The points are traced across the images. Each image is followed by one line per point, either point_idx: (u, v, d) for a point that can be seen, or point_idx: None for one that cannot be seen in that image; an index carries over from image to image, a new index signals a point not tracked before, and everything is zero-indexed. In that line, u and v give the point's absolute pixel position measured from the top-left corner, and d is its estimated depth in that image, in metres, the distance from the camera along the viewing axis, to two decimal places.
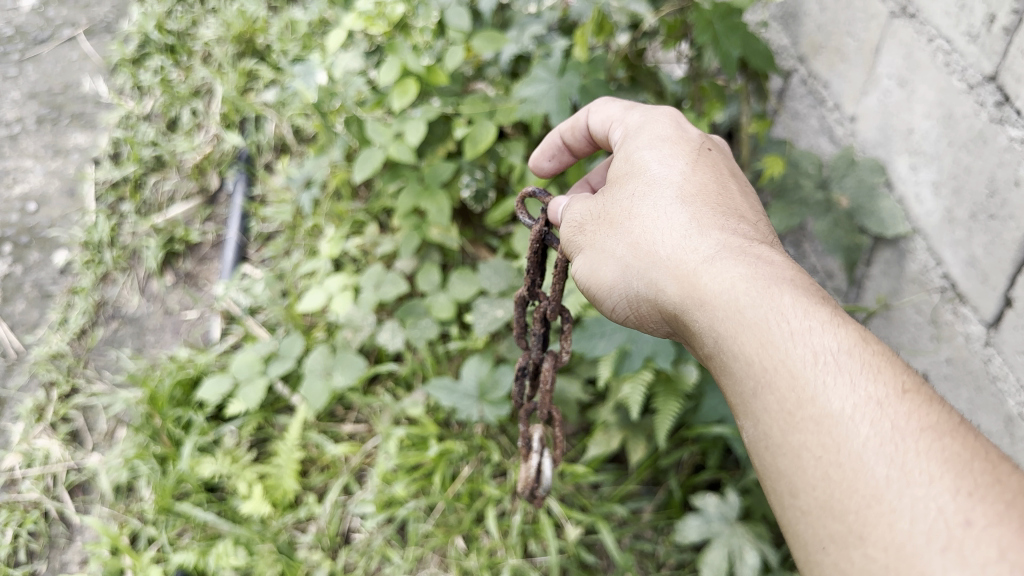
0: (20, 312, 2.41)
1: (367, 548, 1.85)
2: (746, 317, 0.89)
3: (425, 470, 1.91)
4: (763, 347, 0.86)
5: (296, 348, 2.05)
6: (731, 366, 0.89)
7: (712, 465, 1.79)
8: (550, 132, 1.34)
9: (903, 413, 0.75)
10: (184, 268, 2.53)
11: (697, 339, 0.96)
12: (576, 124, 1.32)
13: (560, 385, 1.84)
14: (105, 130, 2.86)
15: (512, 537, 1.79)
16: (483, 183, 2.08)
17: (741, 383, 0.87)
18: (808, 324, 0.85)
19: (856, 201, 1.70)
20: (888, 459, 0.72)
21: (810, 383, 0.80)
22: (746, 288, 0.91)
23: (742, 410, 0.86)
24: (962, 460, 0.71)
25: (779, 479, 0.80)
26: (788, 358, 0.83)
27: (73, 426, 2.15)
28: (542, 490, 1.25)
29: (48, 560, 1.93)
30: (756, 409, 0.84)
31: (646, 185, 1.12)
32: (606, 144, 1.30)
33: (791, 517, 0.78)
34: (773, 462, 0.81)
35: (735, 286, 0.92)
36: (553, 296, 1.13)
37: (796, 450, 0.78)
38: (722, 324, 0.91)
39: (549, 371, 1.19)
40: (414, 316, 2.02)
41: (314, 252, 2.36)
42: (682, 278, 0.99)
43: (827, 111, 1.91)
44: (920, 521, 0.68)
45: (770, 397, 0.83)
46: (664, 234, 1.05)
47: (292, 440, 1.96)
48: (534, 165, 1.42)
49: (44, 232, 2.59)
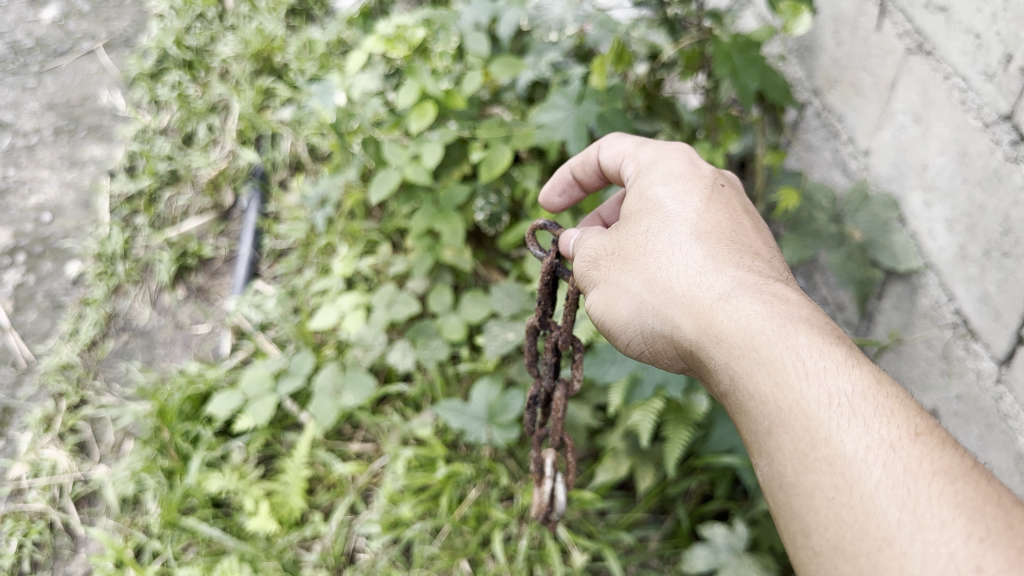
0: (31, 322, 2.42)
1: (371, 568, 1.85)
2: (761, 357, 0.89)
3: (432, 491, 1.91)
4: (777, 386, 0.86)
5: (307, 366, 2.06)
6: (746, 405, 0.90)
7: (721, 495, 1.79)
8: (560, 167, 1.37)
9: (916, 456, 0.75)
10: (196, 282, 2.54)
11: (712, 375, 0.97)
12: (586, 159, 1.35)
13: (570, 410, 1.84)
14: (122, 143, 2.88)
15: (518, 562, 1.79)
16: (497, 207, 2.08)
17: (757, 422, 0.87)
18: (822, 365, 0.85)
19: (869, 234, 1.71)
20: (901, 502, 0.72)
21: (824, 425, 0.81)
22: (762, 327, 0.92)
23: (757, 449, 0.87)
24: (975, 503, 0.70)
25: (794, 519, 0.80)
26: (802, 399, 0.84)
27: (81, 437, 2.15)
28: (555, 518, 1.26)
29: (51, 571, 1.93)
30: (770, 449, 0.85)
31: (661, 220, 1.12)
32: (616, 177, 1.32)
33: (803, 557, 0.79)
34: (788, 502, 0.81)
35: (751, 325, 0.93)
36: (565, 327, 1.13)
37: (810, 491, 0.79)
38: (737, 362, 0.92)
39: (559, 401, 1.18)
40: (425, 337, 2.02)
41: (326, 270, 2.37)
42: (698, 314, 0.99)
43: (841, 144, 1.92)
44: (931, 565, 0.68)
45: (784, 437, 0.83)
46: (678, 269, 1.05)
47: (300, 457, 1.96)
48: (544, 200, 1.45)
49: (58, 242, 2.60)
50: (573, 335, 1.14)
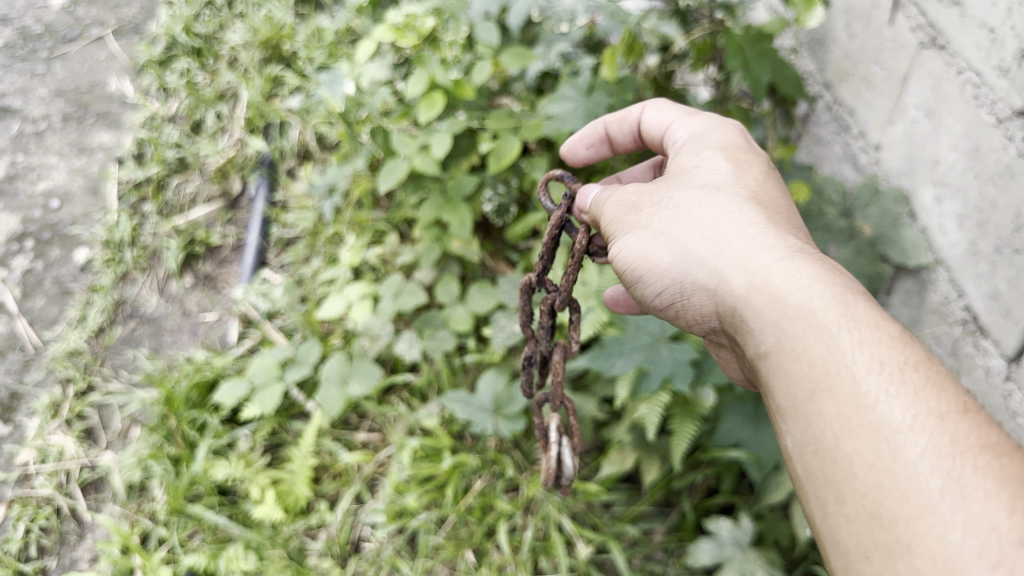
0: (39, 308, 2.42)
1: (376, 557, 1.86)
2: (810, 321, 0.91)
3: (438, 482, 1.92)
4: (825, 350, 0.88)
5: (314, 355, 2.06)
6: (786, 366, 0.91)
7: (726, 489, 1.79)
8: (598, 121, 1.37)
9: (963, 431, 0.77)
10: (203, 270, 2.54)
11: (749, 338, 0.98)
12: (627, 117, 1.35)
13: (576, 402, 1.84)
14: (130, 130, 2.88)
15: (522, 553, 1.80)
16: (505, 198, 2.06)
17: (797, 384, 0.89)
18: (873, 335, 0.87)
19: (879, 229, 1.70)
20: (946, 471, 0.75)
21: (871, 390, 0.82)
22: (810, 293, 0.93)
23: (793, 409, 0.88)
24: (1018, 482, 0.73)
25: (827, 480, 0.82)
26: (850, 364, 0.85)
27: (88, 424, 2.16)
28: (564, 485, 1.27)
29: (58, 556, 1.94)
30: (809, 410, 0.86)
31: (699, 186, 1.13)
32: (656, 141, 1.34)
33: (833, 523, 0.80)
34: (824, 462, 0.83)
35: (800, 290, 0.94)
36: (564, 286, 1.12)
37: (848, 456, 0.80)
38: (781, 324, 0.93)
39: (558, 364, 1.18)
40: (431, 327, 2.02)
41: (334, 259, 2.37)
42: (741, 277, 1.00)
43: (852, 138, 1.91)
44: (972, 536, 0.70)
45: (826, 399, 0.85)
46: (721, 234, 1.06)
47: (307, 446, 1.96)
48: (565, 151, 1.43)
49: (66, 229, 2.60)
50: (570, 295, 1.14)
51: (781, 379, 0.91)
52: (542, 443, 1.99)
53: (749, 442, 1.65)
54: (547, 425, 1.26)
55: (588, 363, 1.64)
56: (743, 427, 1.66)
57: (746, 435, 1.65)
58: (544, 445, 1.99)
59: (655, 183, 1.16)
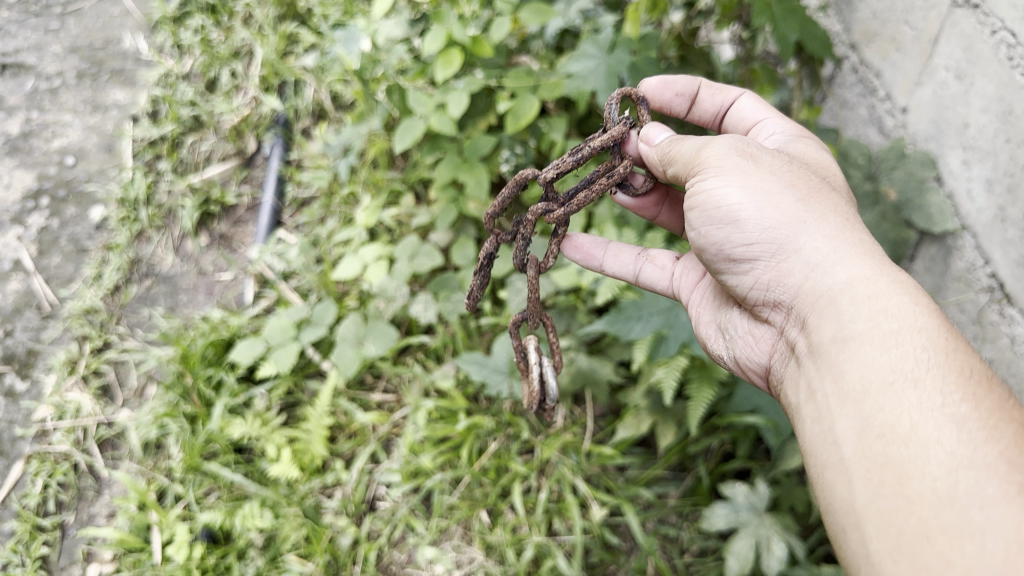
0: (55, 265, 2.42)
1: (391, 516, 1.88)
2: (905, 316, 0.93)
3: (453, 443, 1.92)
4: (918, 346, 0.91)
5: (329, 316, 2.05)
6: (870, 353, 0.93)
7: (742, 455, 1.78)
8: (703, 79, 1.45)
9: None
10: (218, 229, 2.53)
11: (830, 321, 0.99)
12: (728, 91, 1.47)
13: (593, 365, 1.81)
14: (144, 88, 2.86)
15: (537, 515, 1.81)
16: (523, 158, 2.04)
17: (882, 371, 0.91)
18: (962, 345, 0.91)
19: (905, 194, 1.66)
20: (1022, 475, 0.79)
21: (958, 390, 0.86)
22: (906, 293, 0.96)
23: (874, 393, 0.90)
24: None
25: (893, 456, 0.85)
26: (940, 362, 0.89)
27: (105, 381, 2.17)
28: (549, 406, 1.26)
29: (76, 511, 1.98)
30: (890, 397, 0.89)
31: (802, 169, 1.13)
32: (738, 124, 1.46)
33: (891, 505, 0.83)
34: (894, 442, 0.86)
35: (896, 287, 0.97)
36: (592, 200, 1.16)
37: (926, 445, 0.83)
38: (875, 313, 0.95)
39: (536, 276, 1.21)
40: (447, 290, 2.00)
41: (349, 220, 2.35)
42: (837, 261, 1.02)
43: (878, 101, 1.87)
44: None
45: (910, 391, 0.88)
46: (819, 217, 1.06)
47: (323, 406, 1.97)
48: (652, 86, 1.44)
49: (81, 186, 2.59)
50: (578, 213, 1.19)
51: (863, 356, 0.93)
52: (557, 406, 1.97)
53: (766, 407, 1.62)
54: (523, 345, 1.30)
55: (605, 326, 1.63)
56: (761, 393, 1.64)
57: (763, 401, 1.63)
58: (559, 408, 1.98)
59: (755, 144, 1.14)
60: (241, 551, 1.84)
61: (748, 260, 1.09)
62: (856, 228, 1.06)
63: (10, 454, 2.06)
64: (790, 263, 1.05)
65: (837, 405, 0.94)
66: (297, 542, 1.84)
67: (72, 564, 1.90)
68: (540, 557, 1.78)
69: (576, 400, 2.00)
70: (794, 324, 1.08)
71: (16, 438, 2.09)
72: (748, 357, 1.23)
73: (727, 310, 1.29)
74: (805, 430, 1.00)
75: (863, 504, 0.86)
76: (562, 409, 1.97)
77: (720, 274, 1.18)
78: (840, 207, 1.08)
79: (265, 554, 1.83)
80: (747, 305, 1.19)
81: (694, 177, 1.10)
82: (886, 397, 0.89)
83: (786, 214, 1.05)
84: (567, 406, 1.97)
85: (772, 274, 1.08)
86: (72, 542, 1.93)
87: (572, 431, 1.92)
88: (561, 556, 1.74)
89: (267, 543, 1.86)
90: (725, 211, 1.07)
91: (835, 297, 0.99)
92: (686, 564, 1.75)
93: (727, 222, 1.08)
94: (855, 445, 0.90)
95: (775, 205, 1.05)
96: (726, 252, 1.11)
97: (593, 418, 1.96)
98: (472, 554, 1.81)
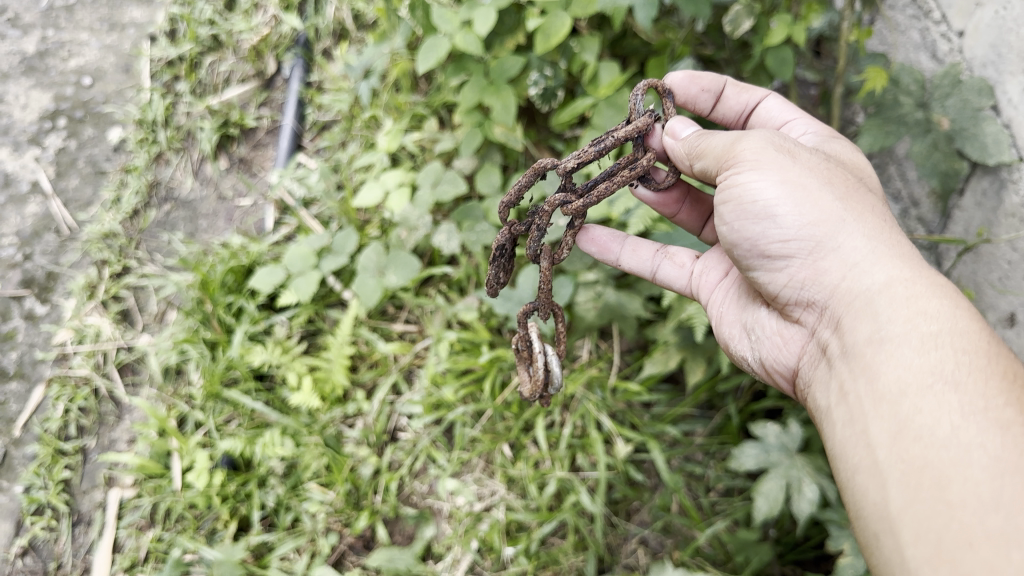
0: (73, 188, 2.37)
1: (413, 447, 1.87)
2: (949, 320, 0.92)
3: (476, 376, 1.89)
4: (959, 349, 0.90)
5: (350, 245, 1.98)
6: (909, 355, 0.92)
7: (774, 394, 1.71)
8: (730, 76, 1.43)
9: None
10: (238, 152, 2.47)
11: (868, 321, 0.98)
12: (754, 93, 1.45)
13: (620, 299, 1.75)
14: (162, 6, 2.77)
15: (560, 449, 1.78)
16: (552, 82, 1.94)
17: (922, 373, 0.90)
18: (1000, 350, 0.90)
19: (958, 123, 1.55)
20: None
21: (1000, 395, 0.85)
22: (946, 295, 0.95)
23: (913, 395, 0.89)
24: None
25: (932, 459, 0.84)
26: (980, 365, 0.88)
27: (124, 306, 2.15)
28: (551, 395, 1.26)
29: (97, 436, 2.00)
30: (930, 399, 0.88)
31: (839, 167, 1.11)
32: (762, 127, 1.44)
33: (928, 507, 0.82)
34: (933, 444, 0.85)
35: (935, 291, 0.96)
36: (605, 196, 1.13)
37: (969, 447, 0.82)
38: (916, 315, 0.94)
39: (546, 269, 1.18)
40: (471, 220, 1.89)
41: (370, 144, 2.28)
42: (877, 261, 1.00)
43: (932, 24, 1.75)
44: None
45: (951, 394, 0.87)
46: (859, 215, 1.04)
47: (343, 335, 1.94)
48: (681, 77, 1.41)
49: (99, 107, 2.52)
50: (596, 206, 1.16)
51: (899, 359, 0.92)
52: (582, 341, 1.92)
53: None
54: (526, 337, 1.30)
55: None
56: None
57: None
58: (585, 342, 1.92)
59: (792, 142, 1.12)
60: (262, 479, 1.86)
61: (782, 256, 1.07)
62: (893, 229, 1.05)
63: (31, 378, 2.06)
64: (827, 261, 1.04)
65: (870, 408, 0.93)
66: (318, 471, 1.85)
67: (94, 488, 1.93)
68: (562, 492, 1.76)
69: (603, 334, 1.94)
70: (827, 324, 1.06)
71: (37, 362, 2.08)
72: (771, 359, 1.21)
73: (751, 309, 1.26)
74: (835, 433, 0.98)
75: (898, 507, 0.85)
76: (587, 344, 1.91)
77: (749, 271, 1.15)
78: (878, 207, 1.07)
79: (286, 482, 1.85)
80: (775, 304, 1.17)
81: (728, 171, 1.09)
82: (924, 399, 0.88)
83: (825, 213, 1.03)
84: (593, 341, 1.91)
85: (806, 272, 1.06)
86: (93, 467, 1.96)
87: (598, 366, 1.87)
88: (585, 492, 1.71)
89: (287, 472, 1.87)
90: (763, 205, 1.05)
91: (873, 299, 0.98)
92: (711, 502, 1.72)
93: (763, 216, 1.06)
94: (889, 447, 0.89)
95: (815, 203, 1.04)
96: (759, 247, 1.09)
97: (619, 354, 1.90)
98: (493, 488, 1.79)
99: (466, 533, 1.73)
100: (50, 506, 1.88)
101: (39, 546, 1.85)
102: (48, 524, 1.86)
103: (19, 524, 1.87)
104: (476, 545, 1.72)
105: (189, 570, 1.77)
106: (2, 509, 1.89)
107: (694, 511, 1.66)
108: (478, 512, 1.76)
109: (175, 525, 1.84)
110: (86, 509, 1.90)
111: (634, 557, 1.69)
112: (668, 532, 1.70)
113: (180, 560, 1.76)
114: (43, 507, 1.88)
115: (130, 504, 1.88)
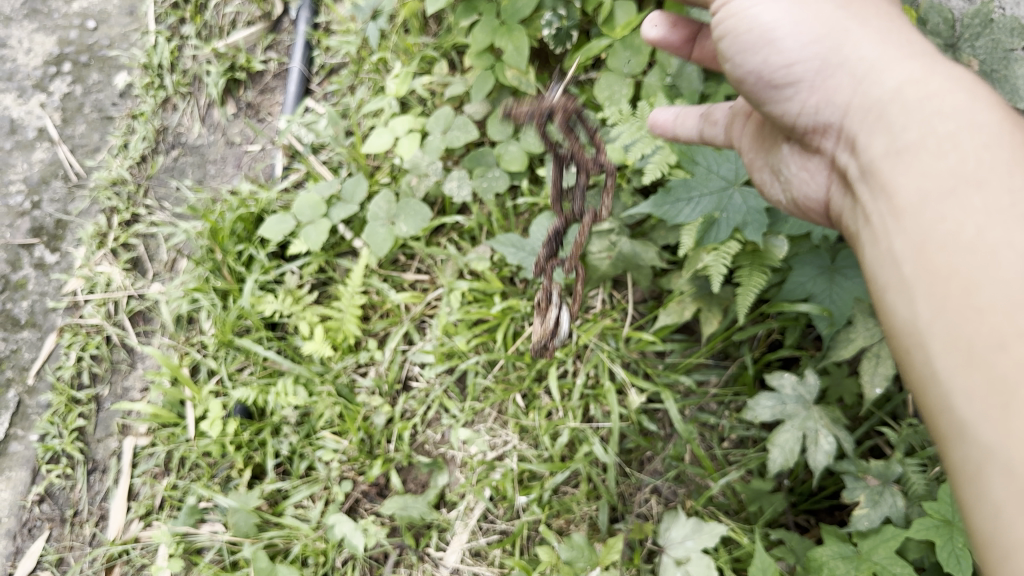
0: (80, 134, 2.34)
1: (425, 396, 1.86)
2: (962, 112, 0.88)
3: (488, 325, 1.86)
4: (977, 141, 0.85)
5: (360, 193, 1.95)
6: (923, 155, 0.88)
7: (790, 344, 1.68)
8: None
9: None
10: (245, 97, 2.40)
11: (881, 128, 0.94)
12: None
13: (635, 248, 1.71)
14: None
15: (573, 399, 1.76)
16: (566, 22, 1.87)
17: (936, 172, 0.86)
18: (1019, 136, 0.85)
19: (987, 65, 1.46)
20: None
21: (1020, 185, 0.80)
22: (960, 86, 0.91)
23: (931, 196, 0.85)
24: None
25: (955, 264, 0.80)
26: (1000, 155, 0.83)
27: (134, 255, 2.14)
28: None
29: (110, 384, 2.01)
30: (948, 200, 0.83)
31: None
32: None
33: (956, 316, 0.78)
34: (957, 249, 0.80)
35: (945, 83, 0.91)
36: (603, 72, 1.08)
37: (992, 247, 0.78)
38: (926, 110, 0.90)
39: None
40: (483, 166, 1.87)
41: (380, 89, 2.22)
42: (885, 66, 0.96)
43: None
44: None
45: (968, 190, 0.82)
46: (866, 22, 1.01)
47: (354, 286, 1.92)
48: None
49: (104, 52, 2.47)
50: None
51: (917, 167, 0.87)
52: (596, 291, 1.88)
53: (820, 295, 1.55)
54: None
55: (651, 208, 1.51)
56: (815, 281, 1.57)
57: (818, 289, 1.55)
58: (599, 292, 1.88)
59: None
60: (276, 428, 1.87)
61: (790, 82, 1.07)
62: (907, 32, 1.00)
63: (43, 326, 2.07)
64: (835, 77, 1.01)
65: (890, 224, 0.89)
66: (331, 419, 1.87)
67: (109, 436, 1.96)
68: (575, 442, 1.75)
69: (617, 283, 1.89)
70: (846, 144, 1.02)
71: (48, 310, 2.09)
72: (801, 195, 1.30)
73: (776, 152, 1.35)
74: (862, 256, 0.95)
75: (928, 321, 0.81)
76: (601, 293, 1.87)
77: (765, 107, 1.17)
78: (888, 11, 1.03)
79: (299, 431, 1.86)
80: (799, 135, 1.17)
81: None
82: (945, 204, 0.83)
83: (827, 24, 1.01)
84: (607, 291, 1.87)
85: (817, 96, 1.05)
86: (107, 415, 1.98)
87: (612, 316, 1.84)
88: (598, 442, 1.70)
89: (301, 420, 1.88)
90: (764, 32, 1.06)
91: (884, 108, 0.94)
92: (725, 452, 1.71)
93: (764, 43, 1.06)
94: (914, 261, 0.85)
95: (816, 17, 1.02)
96: (766, 75, 1.10)
97: (633, 304, 1.86)
98: (506, 437, 1.79)
99: (478, 482, 1.75)
100: (66, 453, 1.94)
101: (55, 493, 1.91)
102: (64, 471, 1.92)
103: (36, 471, 1.93)
104: (489, 494, 1.74)
105: (205, 517, 1.83)
106: (19, 456, 1.95)
107: (707, 462, 1.65)
108: (491, 461, 1.77)
109: (188, 473, 1.88)
110: (101, 457, 1.94)
111: (646, 506, 1.69)
112: (681, 481, 1.70)
113: (195, 507, 1.81)
114: (59, 455, 1.93)
115: (145, 452, 1.92)
